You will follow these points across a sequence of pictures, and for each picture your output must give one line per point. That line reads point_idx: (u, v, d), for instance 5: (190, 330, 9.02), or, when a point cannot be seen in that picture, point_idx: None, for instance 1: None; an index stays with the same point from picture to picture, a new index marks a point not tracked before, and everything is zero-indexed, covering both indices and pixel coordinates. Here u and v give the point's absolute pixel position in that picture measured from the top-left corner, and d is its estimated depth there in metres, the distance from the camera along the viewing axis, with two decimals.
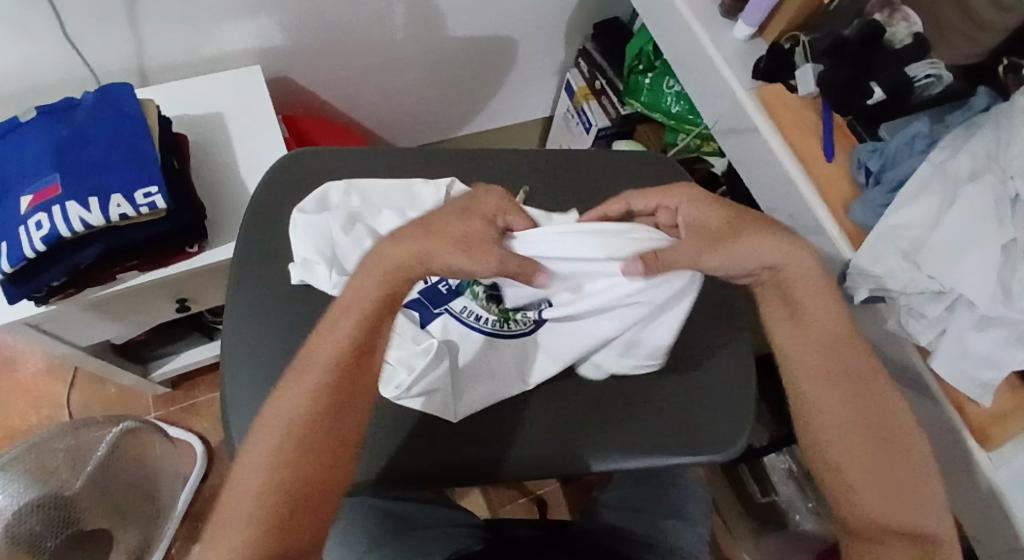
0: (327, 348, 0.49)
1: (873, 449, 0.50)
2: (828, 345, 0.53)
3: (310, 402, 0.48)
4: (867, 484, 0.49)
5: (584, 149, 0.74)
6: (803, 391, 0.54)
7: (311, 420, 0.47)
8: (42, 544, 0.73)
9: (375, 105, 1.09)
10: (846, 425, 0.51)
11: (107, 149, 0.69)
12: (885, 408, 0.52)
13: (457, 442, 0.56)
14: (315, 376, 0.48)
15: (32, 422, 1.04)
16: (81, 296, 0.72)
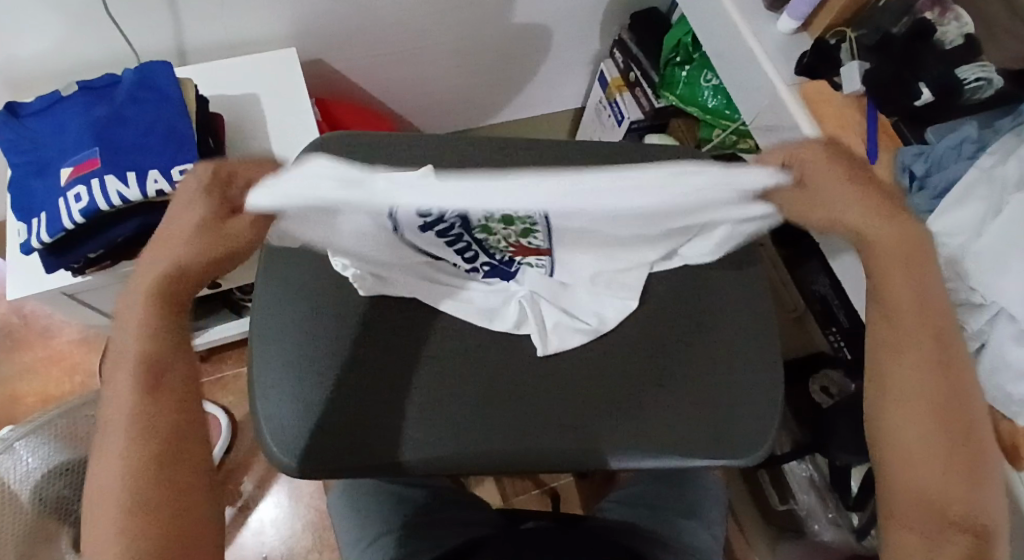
0: (121, 371, 0.45)
1: (944, 437, 0.47)
2: (925, 314, 0.48)
3: (128, 451, 0.43)
4: (933, 463, 0.46)
5: (617, 143, 0.73)
6: (891, 353, 0.49)
7: (141, 477, 0.42)
8: (67, 509, 0.76)
9: (408, 91, 1.09)
10: (919, 401, 0.48)
11: (145, 125, 0.70)
12: (964, 393, 0.48)
13: (471, 430, 0.57)
14: (121, 420, 0.44)
15: (65, 390, 1.07)
16: (115, 270, 0.73)
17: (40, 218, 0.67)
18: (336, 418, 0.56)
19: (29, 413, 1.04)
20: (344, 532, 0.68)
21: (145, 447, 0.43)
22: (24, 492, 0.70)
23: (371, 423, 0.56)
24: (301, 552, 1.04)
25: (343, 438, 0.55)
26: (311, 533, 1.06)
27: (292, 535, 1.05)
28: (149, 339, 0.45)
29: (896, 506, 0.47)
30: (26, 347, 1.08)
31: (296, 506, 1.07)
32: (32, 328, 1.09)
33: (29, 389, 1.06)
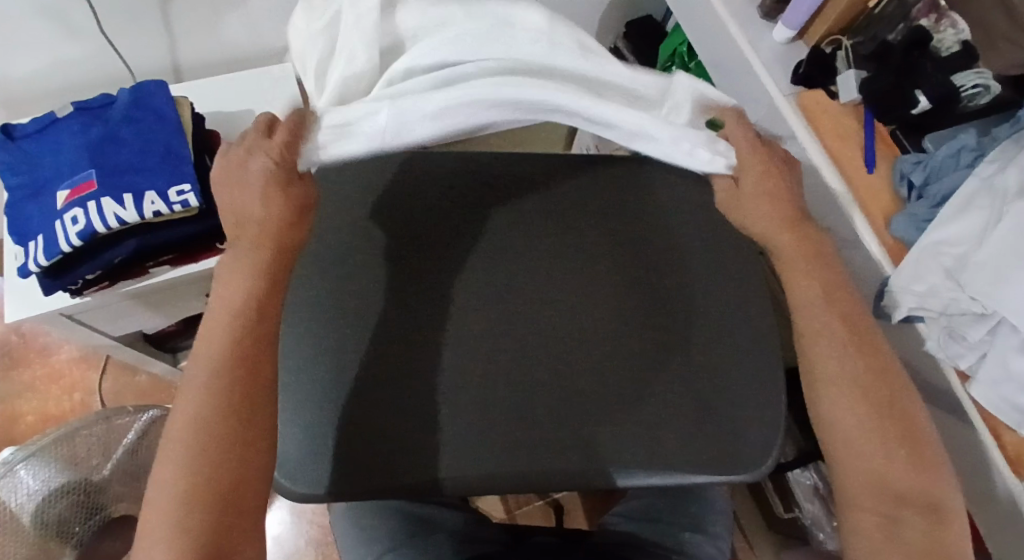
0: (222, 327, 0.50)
1: (884, 429, 0.52)
2: (846, 320, 0.56)
3: (208, 403, 0.47)
4: (883, 450, 0.51)
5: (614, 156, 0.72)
6: (819, 347, 0.55)
7: (216, 432, 0.46)
8: (71, 529, 0.77)
9: None
10: (854, 391, 0.53)
11: (141, 146, 0.70)
12: (890, 385, 0.53)
13: (463, 449, 0.53)
14: (206, 375, 0.48)
15: (65, 407, 1.06)
16: (113, 290, 0.73)
17: (36, 241, 0.66)
18: (326, 429, 0.54)
19: (29, 432, 1.04)
20: (350, 549, 0.68)
21: (230, 409, 0.47)
22: (24, 514, 0.71)
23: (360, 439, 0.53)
24: None
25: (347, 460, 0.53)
26: (314, 547, 1.06)
27: (296, 551, 1.05)
28: (250, 316, 0.50)
29: (854, 496, 0.51)
30: (25, 365, 1.08)
31: (299, 521, 1.07)
32: (31, 346, 1.09)
33: (28, 407, 1.05)
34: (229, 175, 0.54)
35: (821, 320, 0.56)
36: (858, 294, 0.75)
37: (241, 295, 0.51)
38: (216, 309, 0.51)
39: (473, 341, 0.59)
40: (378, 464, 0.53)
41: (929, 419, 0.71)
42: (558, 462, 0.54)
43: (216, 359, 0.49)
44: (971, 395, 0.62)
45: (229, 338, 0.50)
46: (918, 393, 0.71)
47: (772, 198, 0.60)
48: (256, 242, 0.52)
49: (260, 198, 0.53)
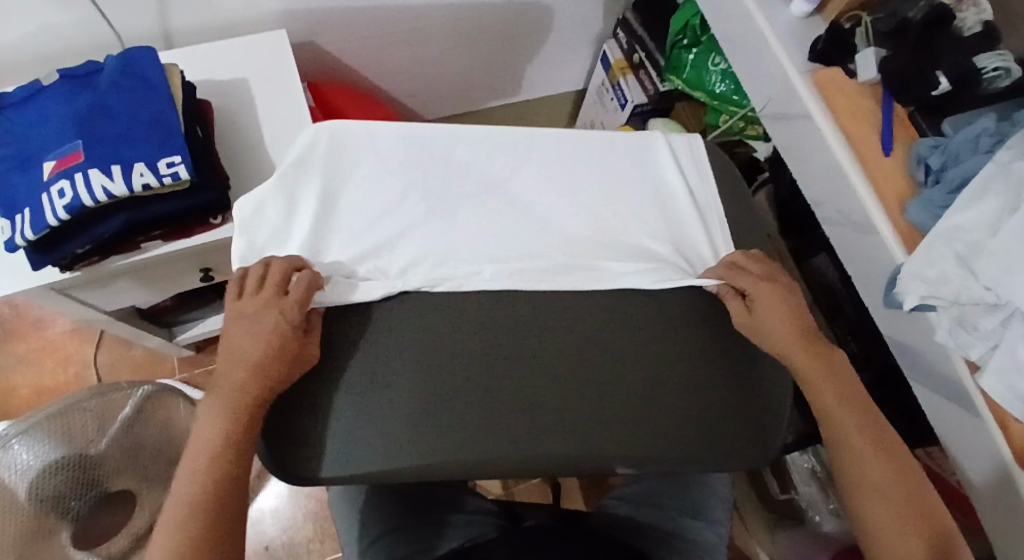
0: (204, 439, 0.49)
1: (901, 506, 0.48)
2: (861, 406, 0.52)
3: (175, 515, 0.47)
4: (901, 534, 0.48)
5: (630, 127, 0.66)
6: (831, 422, 0.52)
7: (179, 542, 0.45)
8: (68, 504, 0.76)
9: (404, 73, 1.06)
10: (869, 470, 0.50)
11: (130, 116, 0.67)
12: (904, 464, 0.50)
13: (432, 434, 0.46)
14: (183, 488, 0.47)
15: (60, 381, 1.05)
16: (104, 265, 0.71)
17: (23, 214, 0.64)
18: (288, 410, 0.49)
19: (25, 405, 1.03)
20: (344, 532, 0.66)
21: (197, 527, 0.46)
22: (20, 489, 0.71)
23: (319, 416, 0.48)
24: (302, 541, 1.05)
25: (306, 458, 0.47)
26: (313, 522, 1.06)
27: (293, 525, 1.06)
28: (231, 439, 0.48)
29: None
30: (18, 337, 1.07)
31: (297, 496, 1.07)
32: (24, 318, 1.07)
33: (22, 381, 1.04)
34: (238, 314, 0.52)
35: (833, 411, 0.52)
36: (868, 280, 0.73)
37: (222, 431, 0.48)
38: (202, 437, 0.49)
39: (432, 310, 0.51)
40: (336, 448, 0.47)
41: (934, 409, 0.70)
42: (552, 445, 0.47)
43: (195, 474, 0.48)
44: (979, 385, 0.61)
45: (208, 467, 0.48)
46: (925, 381, 0.70)
47: (778, 309, 0.55)
48: (240, 387, 0.49)
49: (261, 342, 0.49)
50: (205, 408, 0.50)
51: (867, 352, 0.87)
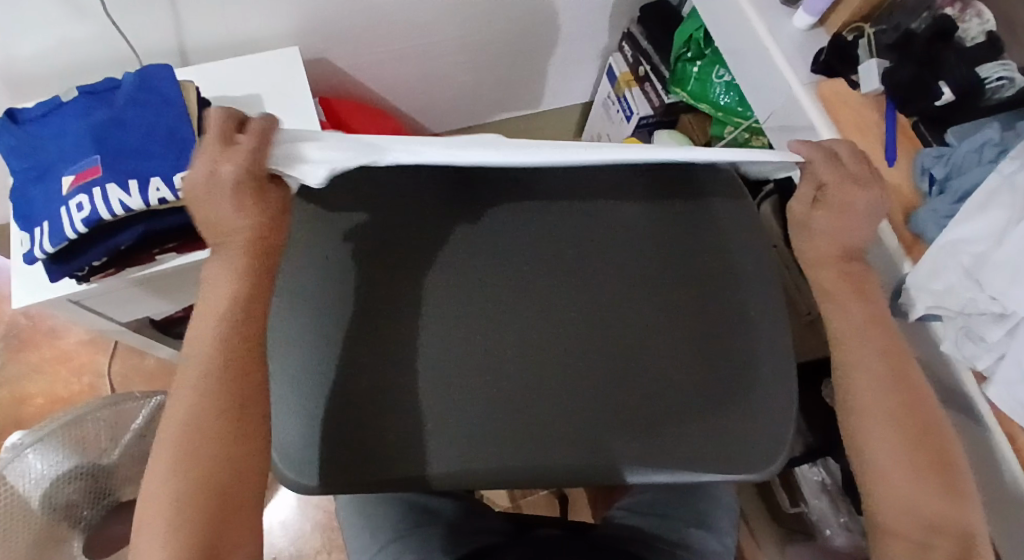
0: (212, 311, 0.50)
1: (918, 453, 0.50)
2: (887, 349, 0.54)
3: (200, 391, 0.48)
4: (917, 479, 0.49)
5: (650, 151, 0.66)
6: (850, 371, 0.54)
7: (210, 417, 0.47)
8: (80, 514, 0.78)
9: (412, 88, 1.07)
10: (888, 419, 0.51)
11: (147, 132, 0.69)
12: (926, 412, 0.52)
13: (447, 443, 0.52)
14: (199, 364, 0.48)
15: (73, 390, 1.07)
16: (121, 276, 0.72)
17: (42, 227, 0.66)
18: (337, 412, 0.53)
19: (38, 414, 1.05)
20: (353, 539, 0.67)
21: (222, 390, 0.48)
22: (32, 498, 0.71)
23: (354, 435, 0.52)
24: (309, 552, 1.05)
25: (335, 455, 0.52)
26: (320, 532, 1.06)
27: (301, 535, 1.06)
28: (240, 302, 0.50)
29: (882, 518, 0.50)
30: (33, 347, 1.08)
31: (305, 506, 1.07)
32: (40, 329, 1.09)
33: (36, 390, 1.06)
34: (196, 182, 0.48)
35: (857, 351, 0.54)
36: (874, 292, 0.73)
37: (230, 304, 0.50)
38: (204, 326, 0.49)
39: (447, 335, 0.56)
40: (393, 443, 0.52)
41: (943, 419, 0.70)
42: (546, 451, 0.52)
43: (209, 349, 0.49)
44: (987, 398, 0.61)
45: (222, 342, 0.49)
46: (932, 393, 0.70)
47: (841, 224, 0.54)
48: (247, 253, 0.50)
49: (235, 207, 0.48)
50: (206, 289, 0.51)
51: None
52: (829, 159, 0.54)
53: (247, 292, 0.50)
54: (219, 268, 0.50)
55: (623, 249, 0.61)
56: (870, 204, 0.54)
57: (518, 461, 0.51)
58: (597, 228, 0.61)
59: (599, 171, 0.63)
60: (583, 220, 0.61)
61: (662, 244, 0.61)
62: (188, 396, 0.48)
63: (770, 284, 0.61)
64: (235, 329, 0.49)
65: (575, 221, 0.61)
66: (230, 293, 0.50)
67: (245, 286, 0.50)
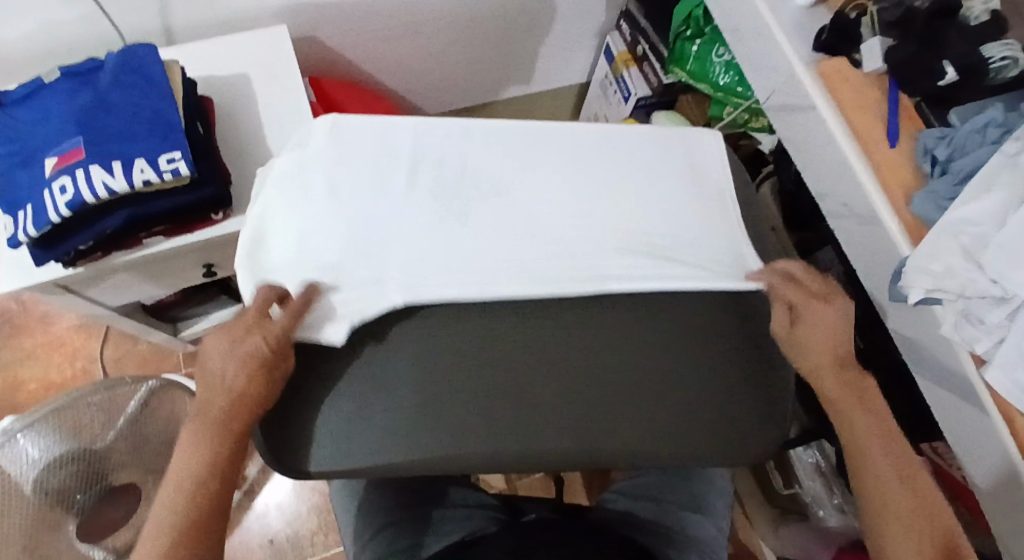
0: (196, 438, 0.50)
1: (924, 542, 0.49)
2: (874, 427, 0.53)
3: (174, 500, 0.49)
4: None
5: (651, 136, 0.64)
6: (864, 457, 0.52)
7: (180, 524, 0.48)
8: (72, 498, 0.77)
9: (405, 67, 1.05)
10: (896, 506, 0.50)
11: (131, 113, 0.67)
12: (931, 499, 0.51)
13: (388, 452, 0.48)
14: (178, 477, 0.49)
15: (66, 376, 1.06)
16: (106, 262, 0.71)
17: (25, 211, 0.64)
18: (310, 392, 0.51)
19: (31, 400, 1.04)
20: (347, 522, 0.68)
21: (194, 507, 0.49)
22: (27, 483, 0.70)
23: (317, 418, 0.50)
24: (306, 534, 1.05)
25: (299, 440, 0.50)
26: (316, 515, 1.07)
27: (297, 518, 1.06)
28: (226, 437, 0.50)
29: None
30: (26, 333, 1.07)
31: (300, 490, 1.07)
32: (32, 314, 1.08)
33: (29, 375, 1.05)
34: (223, 343, 0.51)
35: (867, 440, 0.52)
36: (873, 275, 0.72)
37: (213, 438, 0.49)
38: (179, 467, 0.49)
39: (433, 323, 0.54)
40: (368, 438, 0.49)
41: (939, 403, 0.69)
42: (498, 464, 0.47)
43: (190, 470, 0.49)
44: (984, 380, 0.60)
45: (200, 464, 0.49)
46: (930, 376, 0.69)
47: (820, 330, 0.54)
48: (218, 417, 0.50)
49: (240, 369, 0.49)
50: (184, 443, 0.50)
51: (872, 347, 0.85)
52: (786, 281, 0.56)
53: (230, 436, 0.50)
54: (207, 407, 0.50)
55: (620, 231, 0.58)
56: (842, 315, 0.55)
57: None
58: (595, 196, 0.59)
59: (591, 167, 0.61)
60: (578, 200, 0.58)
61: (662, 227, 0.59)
62: (164, 501, 0.49)
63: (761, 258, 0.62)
64: (218, 449, 0.50)
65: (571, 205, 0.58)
66: (217, 438, 0.50)
67: (228, 440, 0.50)
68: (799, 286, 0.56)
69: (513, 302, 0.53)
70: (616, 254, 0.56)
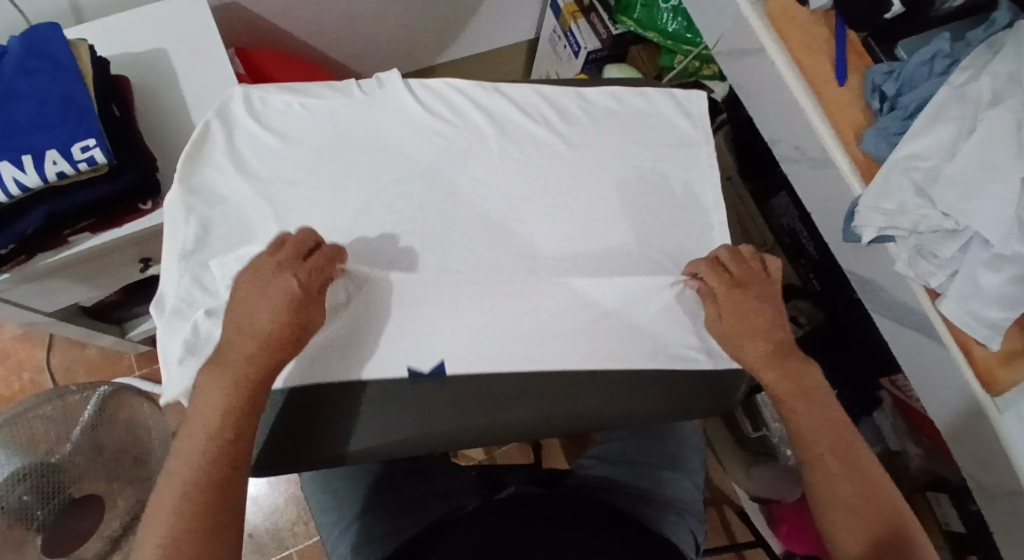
0: (251, 327, 0.48)
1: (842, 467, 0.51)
2: (833, 446, 0.52)
3: (225, 392, 0.47)
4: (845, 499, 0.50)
5: (613, 93, 0.64)
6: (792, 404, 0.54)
7: (225, 422, 0.46)
8: (33, 515, 0.73)
9: (339, 32, 1.00)
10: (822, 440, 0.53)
11: (38, 100, 0.62)
12: (838, 428, 0.53)
13: (379, 432, 0.50)
14: (230, 369, 0.48)
15: (12, 388, 1.01)
16: (32, 266, 0.65)
17: None
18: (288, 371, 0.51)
19: None
20: (321, 515, 0.67)
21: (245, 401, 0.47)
22: None
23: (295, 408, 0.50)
24: (287, 524, 1.04)
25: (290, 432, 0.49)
26: (295, 504, 1.05)
27: (275, 509, 1.05)
28: (280, 331, 0.48)
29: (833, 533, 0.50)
30: None
31: (275, 481, 1.05)
32: None
33: None
34: (255, 277, 0.49)
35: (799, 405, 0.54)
36: (827, 219, 0.72)
37: (216, 415, 0.47)
38: (207, 404, 0.47)
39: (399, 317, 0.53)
40: (366, 425, 0.50)
41: (897, 339, 0.70)
42: (490, 420, 0.50)
43: (240, 362, 0.48)
44: (939, 312, 0.61)
45: (251, 354, 0.48)
46: (888, 314, 0.70)
47: (748, 314, 0.55)
48: (248, 351, 0.48)
49: (275, 284, 0.48)
50: (200, 392, 0.48)
51: (829, 289, 0.87)
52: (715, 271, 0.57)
53: (284, 330, 0.48)
54: (258, 309, 0.48)
55: (573, 205, 0.60)
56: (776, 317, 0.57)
57: (503, 417, 0.51)
58: (542, 161, 0.60)
59: (550, 132, 0.61)
60: (532, 174, 0.60)
61: (618, 196, 0.61)
62: (216, 392, 0.47)
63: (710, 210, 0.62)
64: (262, 346, 0.48)
65: (533, 179, 0.60)
66: (266, 319, 0.48)
67: (283, 333, 0.48)
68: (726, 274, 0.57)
69: (482, 295, 0.54)
70: (574, 235, 0.59)
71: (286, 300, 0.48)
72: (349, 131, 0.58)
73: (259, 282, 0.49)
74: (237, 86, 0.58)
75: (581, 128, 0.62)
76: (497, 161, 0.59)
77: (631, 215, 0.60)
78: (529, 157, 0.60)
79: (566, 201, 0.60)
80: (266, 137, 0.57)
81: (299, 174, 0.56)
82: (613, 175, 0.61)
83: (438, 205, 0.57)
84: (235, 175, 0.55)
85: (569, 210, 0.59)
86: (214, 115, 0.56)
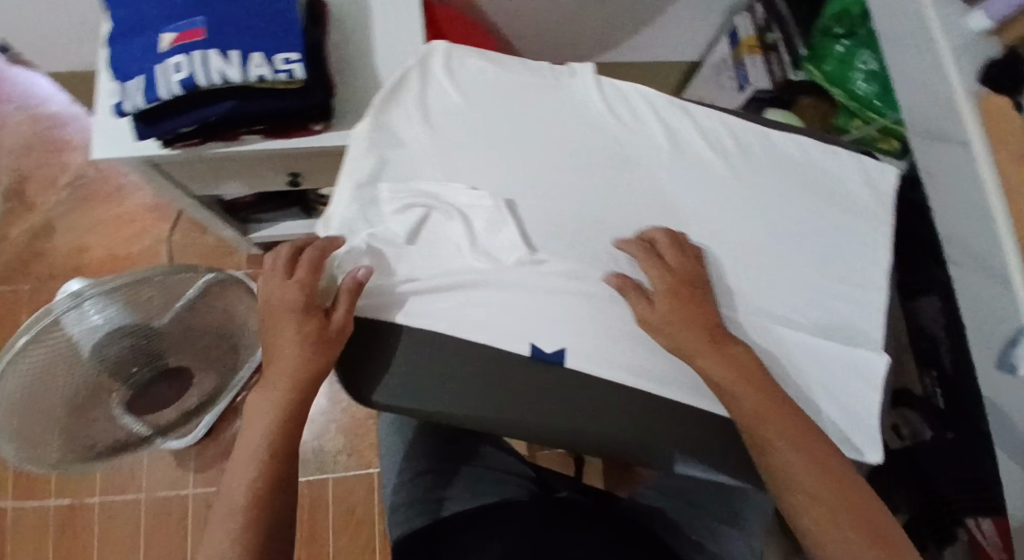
0: (279, 344, 0.52)
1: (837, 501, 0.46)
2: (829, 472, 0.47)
3: (270, 408, 0.52)
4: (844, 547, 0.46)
5: (800, 139, 0.61)
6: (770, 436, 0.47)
7: (270, 439, 0.52)
8: (130, 372, 0.81)
9: (519, 10, 1.01)
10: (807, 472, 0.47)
11: (254, 5, 0.66)
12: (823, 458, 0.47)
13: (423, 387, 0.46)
14: (275, 386, 0.52)
15: (132, 252, 1.09)
16: (202, 149, 0.69)
17: (137, 81, 0.63)
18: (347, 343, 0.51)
19: (98, 267, 1.08)
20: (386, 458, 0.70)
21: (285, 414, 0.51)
22: (88, 346, 0.73)
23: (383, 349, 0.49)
24: (332, 452, 1.08)
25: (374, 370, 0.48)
26: (343, 436, 1.09)
27: (324, 434, 1.09)
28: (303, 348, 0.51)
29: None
30: (101, 201, 1.12)
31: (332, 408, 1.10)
32: (108, 185, 1.12)
33: (100, 244, 1.09)
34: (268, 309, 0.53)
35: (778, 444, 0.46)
36: (982, 336, 0.67)
37: (268, 435, 0.52)
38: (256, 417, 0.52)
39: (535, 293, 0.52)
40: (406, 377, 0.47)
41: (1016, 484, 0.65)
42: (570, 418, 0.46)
43: (280, 379, 0.51)
44: None
45: (286, 372, 0.51)
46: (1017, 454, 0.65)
47: (692, 308, 0.52)
48: (286, 366, 0.51)
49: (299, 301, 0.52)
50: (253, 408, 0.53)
51: (955, 410, 0.81)
52: (647, 252, 0.54)
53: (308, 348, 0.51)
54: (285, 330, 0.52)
55: (732, 240, 0.57)
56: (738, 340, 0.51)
57: (567, 418, 0.46)
58: (705, 187, 0.58)
59: (728, 164, 0.59)
60: (697, 199, 0.58)
61: (782, 241, 0.57)
62: (265, 407, 0.52)
63: (874, 289, 0.56)
64: (293, 360, 0.51)
65: (695, 201, 0.58)
66: (292, 338, 0.51)
67: (310, 350, 0.51)
68: (660, 259, 0.54)
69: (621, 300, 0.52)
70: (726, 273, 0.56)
71: (310, 321, 0.51)
72: (534, 108, 0.60)
73: (280, 301, 0.53)
74: (440, 43, 0.61)
75: (759, 167, 0.59)
76: (665, 175, 0.59)
77: (792, 266, 0.57)
78: (700, 183, 0.58)
79: (726, 234, 0.57)
80: (455, 95, 0.59)
81: (473, 135, 0.58)
82: (783, 220, 0.58)
83: (598, 204, 0.57)
84: (419, 122, 0.58)
85: (727, 241, 0.57)
86: (415, 65, 0.60)
